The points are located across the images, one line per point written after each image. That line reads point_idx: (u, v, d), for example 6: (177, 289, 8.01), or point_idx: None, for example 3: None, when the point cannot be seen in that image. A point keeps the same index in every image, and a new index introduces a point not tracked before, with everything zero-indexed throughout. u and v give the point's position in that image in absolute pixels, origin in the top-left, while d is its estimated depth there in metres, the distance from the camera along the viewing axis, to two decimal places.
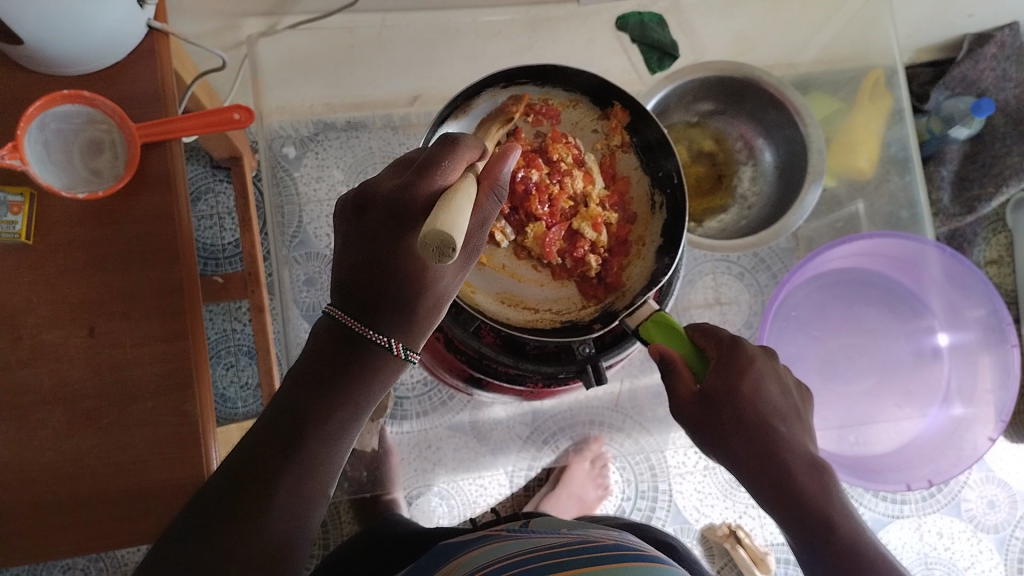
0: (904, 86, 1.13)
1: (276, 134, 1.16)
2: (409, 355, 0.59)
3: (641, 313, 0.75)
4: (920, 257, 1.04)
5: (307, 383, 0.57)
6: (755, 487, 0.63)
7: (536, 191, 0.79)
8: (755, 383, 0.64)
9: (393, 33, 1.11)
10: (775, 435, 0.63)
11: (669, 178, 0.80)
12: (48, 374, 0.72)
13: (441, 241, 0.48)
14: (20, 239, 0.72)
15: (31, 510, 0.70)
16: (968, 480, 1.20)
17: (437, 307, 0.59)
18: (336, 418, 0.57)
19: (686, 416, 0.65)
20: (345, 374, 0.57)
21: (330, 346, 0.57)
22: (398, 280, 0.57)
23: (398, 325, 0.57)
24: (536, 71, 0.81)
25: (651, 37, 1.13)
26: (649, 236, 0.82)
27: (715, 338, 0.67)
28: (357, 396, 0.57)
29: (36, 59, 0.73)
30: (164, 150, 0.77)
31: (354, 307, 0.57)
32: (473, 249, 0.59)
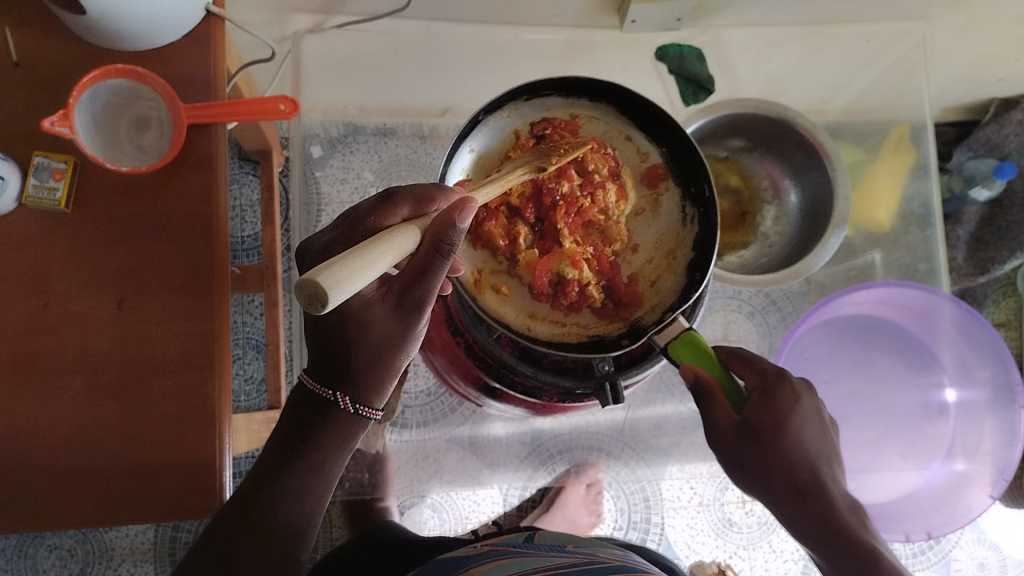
0: (931, 143, 1.15)
1: (308, 131, 1.17)
2: (360, 410, 0.63)
3: (671, 330, 0.75)
4: (934, 309, 1.06)
5: (272, 454, 0.64)
6: (789, 517, 0.67)
7: (563, 204, 0.80)
8: (801, 420, 0.66)
9: (435, 42, 1.13)
10: (818, 474, 0.66)
11: (700, 190, 0.81)
12: (71, 342, 0.72)
13: (313, 292, 0.44)
14: (60, 206, 0.73)
15: (41, 476, 0.70)
16: (960, 539, 1.20)
17: (379, 362, 0.61)
18: (296, 484, 0.62)
19: (724, 446, 0.67)
20: (303, 441, 0.63)
21: (297, 408, 0.64)
22: (339, 330, 0.60)
23: (347, 379, 0.62)
24: (561, 84, 0.83)
25: (688, 70, 1.16)
26: (680, 250, 0.82)
27: (760, 372, 0.69)
28: (314, 460, 0.63)
29: (94, 32, 0.74)
30: (210, 133, 0.78)
31: (318, 374, 0.63)
32: (406, 302, 0.59)
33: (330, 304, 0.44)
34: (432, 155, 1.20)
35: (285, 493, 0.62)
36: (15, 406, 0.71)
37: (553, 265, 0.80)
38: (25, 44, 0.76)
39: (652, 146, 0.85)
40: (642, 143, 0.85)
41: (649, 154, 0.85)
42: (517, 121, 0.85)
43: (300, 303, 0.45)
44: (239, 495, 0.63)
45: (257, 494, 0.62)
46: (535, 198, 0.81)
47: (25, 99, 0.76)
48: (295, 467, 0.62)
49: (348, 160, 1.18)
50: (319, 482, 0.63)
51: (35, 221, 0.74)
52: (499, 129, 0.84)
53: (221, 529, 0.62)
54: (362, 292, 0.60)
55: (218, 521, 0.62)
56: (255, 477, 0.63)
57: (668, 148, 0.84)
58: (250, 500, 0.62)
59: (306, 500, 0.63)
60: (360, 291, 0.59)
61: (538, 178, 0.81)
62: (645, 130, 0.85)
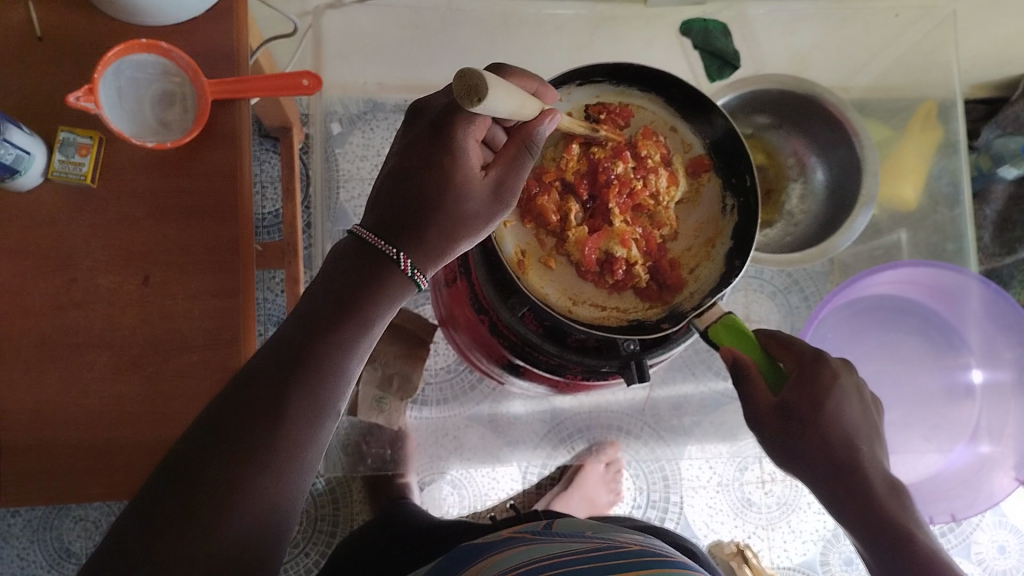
0: (960, 120, 1.14)
1: (327, 108, 1.14)
2: (417, 276, 0.59)
3: (710, 316, 0.72)
4: (962, 290, 1.05)
5: (314, 303, 0.57)
6: (829, 495, 0.66)
7: (617, 183, 0.79)
8: (840, 399, 0.65)
9: (457, 17, 1.13)
10: (857, 451, 0.65)
11: (742, 180, 0.80)
12: (99, 317, 0.73)
13: (478, 81, 0.47)
14: (86, 181, 0.74)
15: (71, 447, 0.71)
16: (981, 522, 1.19)
17: (454, 236, 0.60)
18: (341, 338, 0.56)
19: (763, 427, 0.67)
20: (352, 290, 0.57)
21: (348, 260, 0.58)
22: (433, 193, 0.59)
23: (418, 244, 0.59)
24: (613, 69, 0.82)
25: (713, 45, 1.14)
26: (720, 238, 0.80)
27: (798, 353, 0.68)
28: (362, 311, 0.57)
29: (119, 6, 0.74)
30: (233, 108, 0.78)
31: (380, 229, 0.59)
32: (500, 189, 0.62)
33: (485, 101, 0.48)
34: None
35: (330, 344, 0.55)
36: (43, 380, 0.72)
37: (603, 242, 0.79)
38: (52, 18, 0.76)
39: (696, 137, 0.83)
40: (687, 134, 0.83)
41: (692, 145, 0.83)
42: (571, 104, 0.82)
43: (456, 95, 0.48)
44: (283, 333, 0.56)
45: (303, 335, 0.55)
46: (589, 174, 0.80)
47: (51, 74, 0.76)
48: (346, 317, 0.56)
49: (369, 137, 1.16)
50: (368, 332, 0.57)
51: (63, 197, 0.74)
52: None
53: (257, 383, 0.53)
54: (467, 168, 0.60)
55: (252, 368, 0.54)
56: (292, 327, 0.56)
57: (711, 136, 0.82)
58: (291, 351, 0.55)
59: (349, 358, 0.56)
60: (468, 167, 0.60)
61: (596, 156, 0.80)
62: (689, 120, 0.83)
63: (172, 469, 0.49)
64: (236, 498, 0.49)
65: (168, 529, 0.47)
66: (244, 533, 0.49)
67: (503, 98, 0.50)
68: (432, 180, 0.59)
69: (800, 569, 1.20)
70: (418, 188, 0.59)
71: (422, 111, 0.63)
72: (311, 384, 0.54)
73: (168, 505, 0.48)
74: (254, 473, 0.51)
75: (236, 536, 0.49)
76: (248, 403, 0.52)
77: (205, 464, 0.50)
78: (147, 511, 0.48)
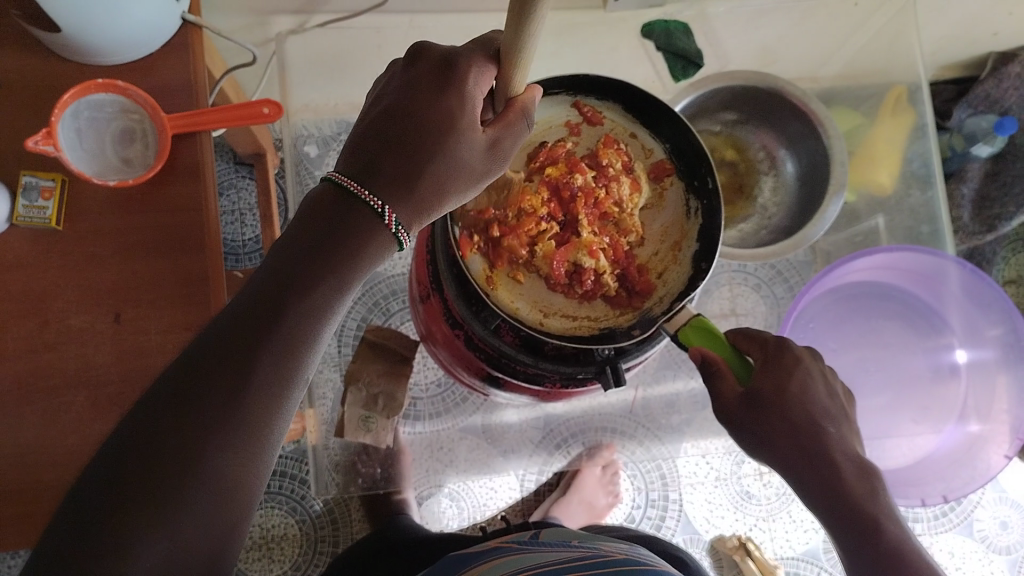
0: (927, 102, 1.13)
1: (299, 133, 1.14)
2: (400, 233, 0.54)
3: (681, 318, 0.71)
4: (939, 270, 1.05)
5: (279, 264, 0.51)
6: (797, 479, 0.66)
7: (581, 195, 0.81)
8: (806, 382, 0.67)
9: (419, 34, 1.13)
10: (823, 434, 0.66)
11: (704, 183, 0.80)
12: (72, 358, 0.73)
13: None
14: (51, 224, 0.74)
15: (52, 490, 0.71)
16: (982, 499, 1.19)
17: (443, 191, 0.55)
18: (308, 300, 0.50)
19: (733, 417, 0.68)
20: (320, 248, 0.51)
21: (322, 216, 0.52)
22: (427, 142, 0.53)
23: (404, 198, 0.53)
24: (568, 81, 0.83)
25: (676, 45, 1.14)
26: (686, 241, 0.81)
27: (760, 342, 0.71)
28: (331, 272, 0.51)
29: (72, 48, 0.74)
30: (194, 140, 0.78)
31: (360, 175, 0.53)
32: (496, 150, 0.57)
33: None
34: None
35: (298, 305, 0.49)
36: (20, 424, 0.71)
37: (569, 255, 0.80)
38: (7, 65, 0.76)
39: (656, 142, 0.84)
40: (647, 139, 0.84)
41: (652, 150, 0.84)
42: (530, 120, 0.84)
43: None
44: (249, 293, 0.50)
45: (270, 298, 0.49)
46: (552, 195, 0.81)
47: (10, 119, 0.76)
48: (319, 272, 0.51)
49: None
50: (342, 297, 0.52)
51: (29, 240, 0.74)
52: None
53: (215, 352, 0.47)
54: (470, 116, 0.55)
55: (211, 334, 0.48)
56: (255, 290, 0.50)
57: (670, 140, 0.83)
58: (254, 315, 0.49)
59: (318, 320, 0.50)
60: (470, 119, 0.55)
61: (552, 176, 0.82)
62: (648, 126, 0.84)
63: (118, 456, 0.44)
64: (189, 486, 0.44)
65: (116, 525, 0.42)
66: (201, 526, 0.44)
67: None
68: (431, 131, 0.54)
69: (803, 559, 1.20)
70: (404, 133, 0.54)
71: (422, 54, 0.57)
72: (275, 349, 0.48)
73: (116, 498, 0.43)
74: (210, 455, 0.45)
75: (190, 529, 0.44)
76: (205, 374, 0.47)
77: (156, 448, 0.44)
78: (92, 509, 0.42)
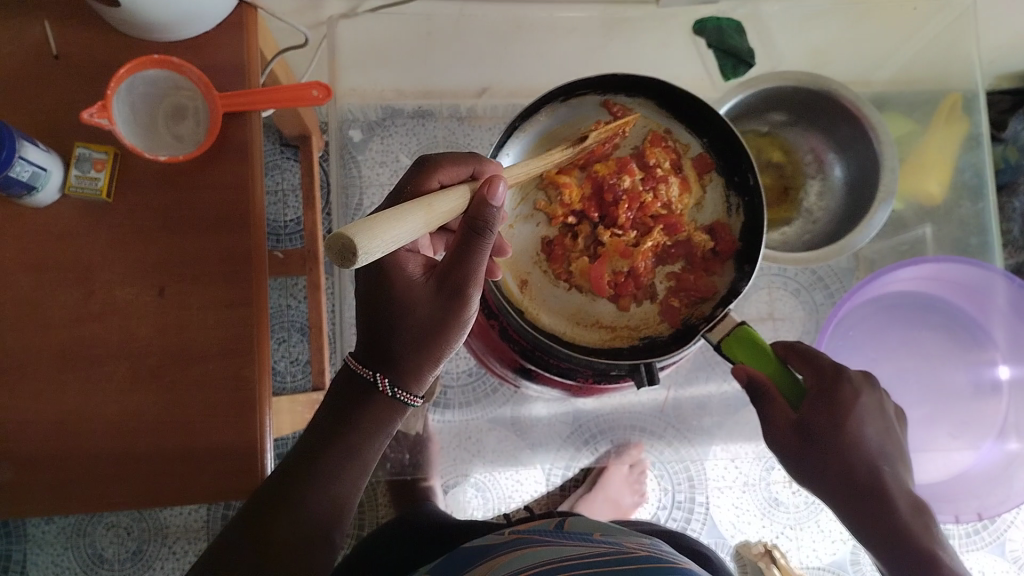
0: (983, 112, 1.11)
1: (345, 116, 1.15)
2: (398, 394, 0.63)
3: (724, 326, 0.74)
4: (986, 285, 1.03)
5: (310, 438, 0.63)
6: (844, 509, 0.72)
7: (626, 198, 0.82)
8: (862, 416, 0.71)
9: (469, 22, 1.14)
10: (876, 470, 0.70)
11: (745, 180, 0.82)
12: (117, 328, 0.74)
13: (341, 244, 0.44)
14: (101, 196, 0.75)
15: (87, 456, 0.72)
16: (1016, 519, 1.17)
17: (423, 344, 0.61)
18: (334, 467, 0.62)
19: (784, 448, 0.72)
20: (343, 424, 0.63)
21: (342, 390, 0.64)
22: (389, 307, 0.62)
23: (391, 362, 0.62)
24: (595, 80, 0.84)
25: (728, 43, 1.12)
26: (727, 238, 0.83)
27: (818, 371, 0.73)
28: (352, 443, 0.62)
29: (129, 23, 0.75)
30: (244, 121, 0.79)
31: (363, 354, 0.64)
32: (444, 285, 0.60)
33: (359, 261, 0.45)
34: (470, 137, 1.17)
35: (325, 471, 0.62)
36: (62, 390, 0.73)
37: (608, 266, 0.83)
38: (66, 37, 0.78)
39: (694, 137, 0.86)
40: (685, 135, 0.86)
41: (690, 146, 0.86)
42: (576, 113, 0.86)
43: (332, 259, 0.45)
44: (287, 463, 0.63)
45: (300, 473, 0.62)
46: (596, 196, 0.84)
47: (67, 93, 0.77)
48: (332, 443, 0.62)
49: (387, 143, 1.17)
50: (358, 461, 0.63)
51: (80, 210, 0.76)
52: (538, 127, 0.86)
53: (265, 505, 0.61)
54: (408, 272, 0.62)
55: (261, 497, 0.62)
56: (292, 460, 0.63)
57: (711, 138, 0.85)
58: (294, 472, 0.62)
59: (344, 484, 0.62)
60: (409, 271, 0.62)
61: (599, 174, 0.84)
62: (686, 123, 0.86)
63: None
64: None
65: None
66: None
67: (376, 247, 0.46)
68: (384, 295, 0.62)
69: (829, 569, 1.18)
70: (373, 308, 0.63)
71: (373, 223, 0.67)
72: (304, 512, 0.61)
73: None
74: None
75: None
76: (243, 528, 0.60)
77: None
78: None
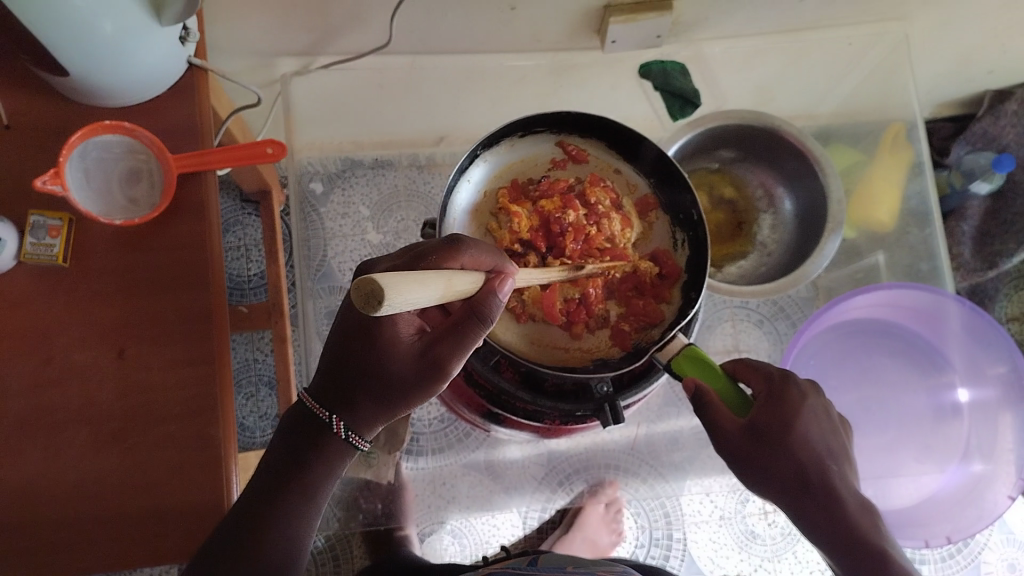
0: (924, 141, 1.15)
1: (305, 170, 1.18)
2: (351, 438, 0.63)
3: (674, 346, 0.77)
4: (939, 309, 1.06)
5: (262, 481, 0.62)
6: (806, 520, 0.67)
7: (571, 231, 0.84)
8: (807, 419, 0.68)
9: (421, 75, 1.14)
10: (828, 471, 0.66)
11: (689, 216, 0.86)
12: (76, 394, 0.74)
13: (370, 289, 0.42)
14: (58, 262, 0.75)
15: (46, 526, 0.71)
16: (989, 541, 1.18)
17: (387, 399, 0.61)
18: (289, 506, 0.62)
19: (737, 454, 0.68)
20: (299, 462, 0.62)
21: (295, 432, 0.63)
22: (360, 351, 0.62)
23: (350, 406, 0.62)
24: (548, 119, 0.87)
25: (674, 85, 1.16)
26: (676, 270, 0.86)
27: (765, 376, 0.72)
28: (308, 483, 0.62)
29: (81, 90, 0.76)
30: (201, 180, 0.79)
31: (321, 394, 0.64)
32: (428, 355, 0.61)
33: (384, 307, 0.43)
34: (431, 184, 1.21)
35: (278, 514, 0.61)
36: (21, 460, 0.72)
37: (559, 293, 0.84)
38: (17, 107, 0.78)
39: (640, 177, 0.89)
40: (631, 175, 0.89)
41: (637, 186, 0.89)
42: (515, 156, 0.89)
43: (355, 305, 0.43)
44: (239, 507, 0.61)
45: (254, 518, 0.60)
46: (543, 228, 0.86)
47: (21, 161, 0.78)
48: (288, 486, 0.62)
49: (347, 194, 1.19)
50: (313, 503, 0.63)
51: (35, 275, 0.75)
52: (494, 161, 0.88)
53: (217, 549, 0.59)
54: (398, 331, 0.62)
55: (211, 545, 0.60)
56: (244, 502, 0.61)
57: (654, 175, 0.88)
58: (246, 516, 0.60)
59: (300, 521, 0.62)
60: (399, 331, 0.62)
61: (546, 210, 0.86)
62: (632, 163, 0.89)
63: None
64: None
65: None
66: None
67: (400, 295, 0.44)
68: (358, 344, 0.62)
69: None
70: (347, 354, 0.63)
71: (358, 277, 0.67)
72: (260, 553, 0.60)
73: None
74: None
75: None
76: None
77: None
78: None
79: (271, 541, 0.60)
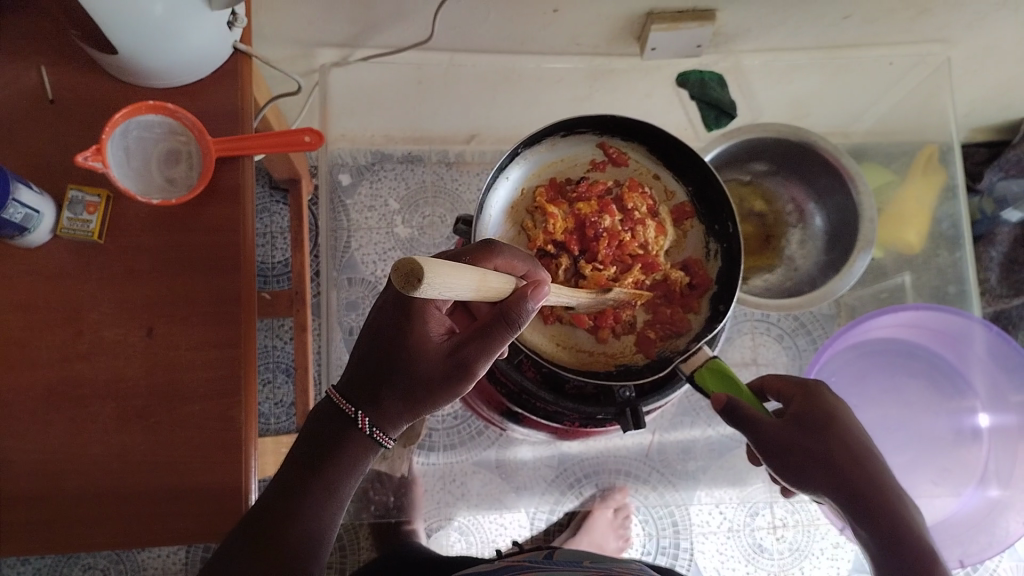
0: (959, 164, 1.15)
1: (335, 160, 1.19)
2: (375, 434, 0.63)
3: (699, 359, 0.77)
4: (965, 332, 1.05)
5: (286, 476, 0.62)
6: (856, 508, 0.66)
7: (607, 236, 0.85)
8: (845, 414, 0.70)
9: (459, 72, 1.13)
10: (871, 458, 0.68)
11: (725, 228, 0.85)
12: (103, 369, 0.74)
13: (411, 267, 0.43)
14: (93, 237, 0.76)
15: (67, 498, 0.72)
16: (998, 568, 1.17)
17: (416, 399, 0.62)
18: (312, 505, 0.61)
19: (782, 444, 0.67)
20: (323, 458, 0.62)
21: (322, 426, 0.63)
22: (392, 350, 0.63)
23: (376, 402, 0.62)
24: (593, 121, 0.87)
25: (709, 95, 1.15)
26: (706, 280, 0.86)
27: (793, 382, 0.73)
28: (330, 481, 0.62)
29: (126, 69, 0.77)
30: (237, 165, 0.80)
31: (348, 391, 0.64)
32: (455, 355, 0.62)
33: (421, 288, 0.43)
34: (457, 182, 1.24)
35: (301, 509, 0.60)
36: (47, 431, 0.73)
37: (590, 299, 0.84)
38: (62, 82, 0.79)
39: (679, 184, 0.89)
40: (670, 182, 0.89)
41: (674, 193, 0.89)
42: (557, 155, 0.89)
43: (394, 282, 0.44)
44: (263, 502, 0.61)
45: (277, 513, 0.60)
46: (578, 231, 0.86)
47: (63, 136, 0.79)
48: (311, 481, 0.61)
49: (375, 187, 1.22)
50: (335, 499, 0.62)
51: (70, 250, 0.76)
52: (536, 158, 0.88)
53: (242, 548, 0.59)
54: (428, 332, 0.63)
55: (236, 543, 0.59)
56: (269, 499, 0.61)
57: (693, 184, 0.88)
58: (269, 512, 0.60)
59: (324, 516, 0.61)
60: (430, 333, 0.64)
61: (581, 213, 0.86)
62: (673, 170, 0.89)
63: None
64: None
65: None
66: None
67: (437, 278, 0.45)
68: (390, 343, 0.63)
69: None
70: (378, 352, 0.63)
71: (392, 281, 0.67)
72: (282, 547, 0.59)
73: None
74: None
75: None
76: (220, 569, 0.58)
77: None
78: None
79: (295, 536, 0.59)
